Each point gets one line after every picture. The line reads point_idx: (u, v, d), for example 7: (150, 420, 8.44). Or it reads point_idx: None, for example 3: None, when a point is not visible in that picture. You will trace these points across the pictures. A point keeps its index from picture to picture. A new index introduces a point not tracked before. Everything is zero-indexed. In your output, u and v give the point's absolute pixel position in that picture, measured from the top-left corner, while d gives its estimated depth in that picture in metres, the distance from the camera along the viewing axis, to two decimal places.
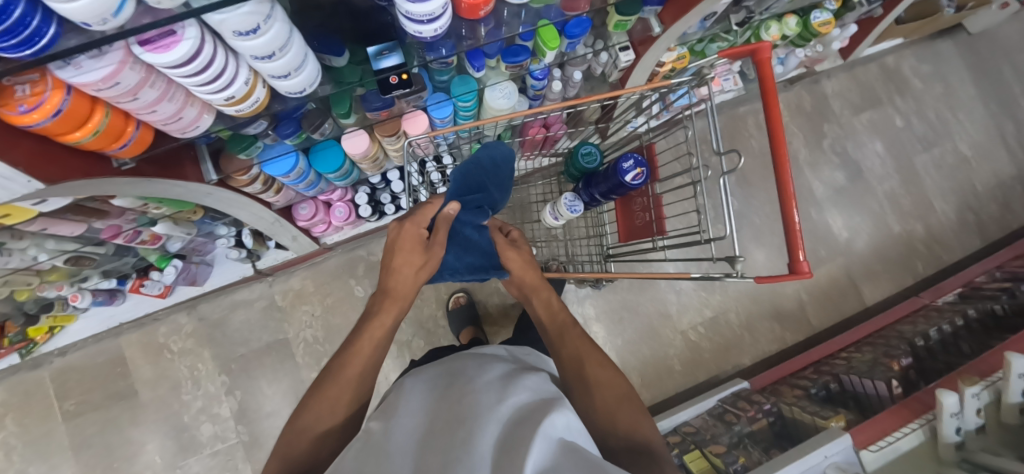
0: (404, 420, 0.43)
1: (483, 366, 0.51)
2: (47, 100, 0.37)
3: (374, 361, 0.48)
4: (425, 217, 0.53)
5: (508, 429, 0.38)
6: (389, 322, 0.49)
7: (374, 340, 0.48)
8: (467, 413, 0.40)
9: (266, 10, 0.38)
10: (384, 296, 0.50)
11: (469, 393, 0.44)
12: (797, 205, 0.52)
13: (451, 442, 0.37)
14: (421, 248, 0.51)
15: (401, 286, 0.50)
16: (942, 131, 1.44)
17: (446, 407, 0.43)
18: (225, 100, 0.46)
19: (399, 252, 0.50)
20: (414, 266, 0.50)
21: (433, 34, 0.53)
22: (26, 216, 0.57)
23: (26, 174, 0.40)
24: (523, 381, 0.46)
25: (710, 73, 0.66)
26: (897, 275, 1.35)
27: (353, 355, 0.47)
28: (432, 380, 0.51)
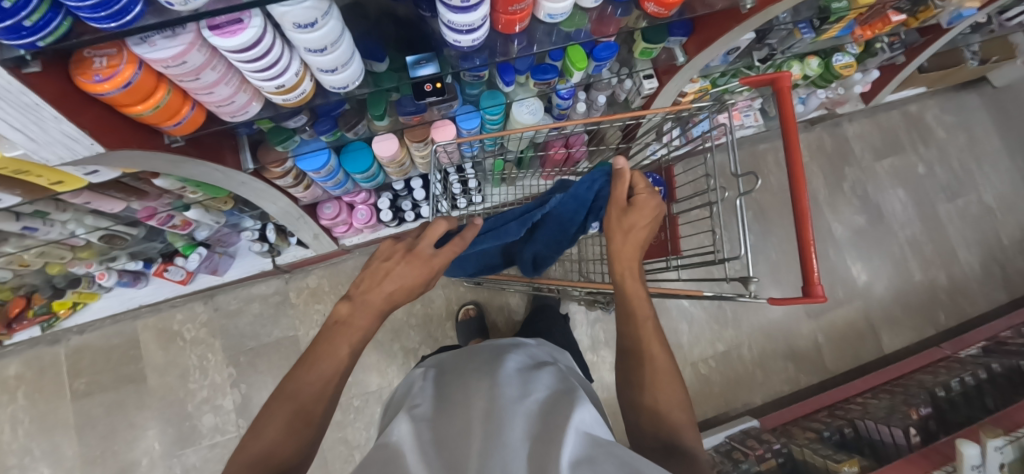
0: (433, 416, 0.47)
1: (503, 367, 0.53)
2: (120, 72, 0.41)
3: (347, 365, 0.44)
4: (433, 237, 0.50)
5: (534, 424, 0.41)
6: (366, 326, 0.45)
7: (350, 341, 0.44)
8: (494, 408, 0.44)
9: (325, 7, 0.42)
10: (352, 301, 0.46)
11: (492, 390, 0.48)
12: (815, 246, 0.54)
13: (483, 433, 0.40)
14: (421, 270, 0.49)
15: (373, 294, 0.46)
16: (967, 181, 1.43)
17: (471, 402, 0.47)
18: (275, 89, 0.50)
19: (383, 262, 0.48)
20: (401, 277, 0.48)
21: (470, 44, 0.57)
22: (77, 186, 0.61)
23: (90, 137, 0.44)
24: (540, 382, 0.50)
25: (730, 101, 0.68)
26: (919, 324, 1.31)
27: (326, 354, 0.42)
28: (467, 381, 0.53)
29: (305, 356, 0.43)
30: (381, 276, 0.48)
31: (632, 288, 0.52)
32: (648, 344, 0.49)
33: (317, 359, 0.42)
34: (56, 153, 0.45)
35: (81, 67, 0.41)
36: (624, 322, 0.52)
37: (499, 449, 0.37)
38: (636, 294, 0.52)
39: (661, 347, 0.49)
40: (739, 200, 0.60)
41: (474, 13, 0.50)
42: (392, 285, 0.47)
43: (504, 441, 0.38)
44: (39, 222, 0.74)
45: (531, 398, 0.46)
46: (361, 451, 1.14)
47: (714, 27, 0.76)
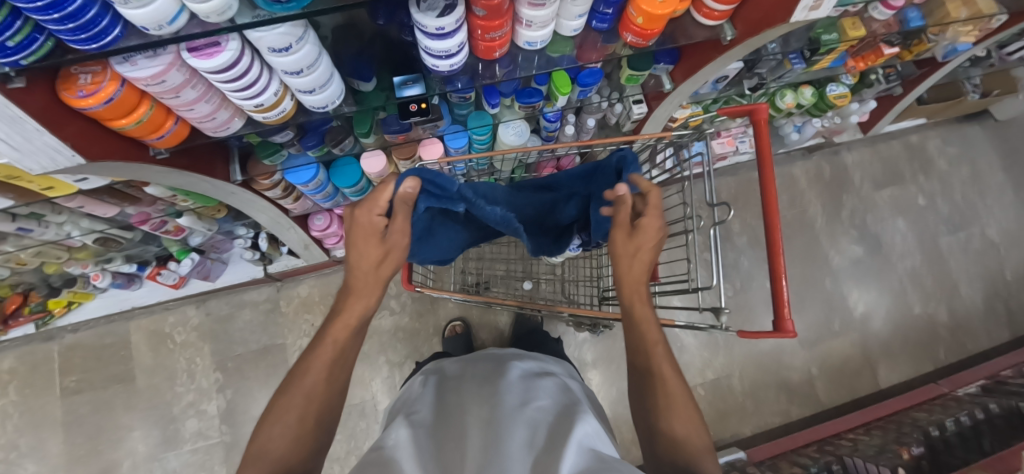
0: (444, 423, 0.52)
1: (506, 389, 0.57)
2: (103, 89, 0.43)
3: (344, 357, 0.49)
4: (378, 202, 0.52)
5: (534, 430, 0.47)
6: (356, 318, 0.51)
7: (343, 336, 0.50)
8: (499, 416, 0.50)
9: (299, 33, 0.44)
10: (349, 292, 0.52)
11: (498, 401, 0.53)
12: (786, 275, 0.54)
13: (491, 437, 0.46)
14: (377, 240, 0.52)
15: (360, 281, 0.52)
16: (969, 214, 1.40)
17: (479, 409, 0.53)
18: (254, 107, 0.52)
19: (355, 243, 0.52)
20: (371, 258, 0.52)
21: (449, 68, 0.58)
22: (68, 191, 0.64)
23: (72, 149, 0.46)
24: (539, 393, 0.56)
25: (710, 129, 0.70)
26: (917, 359, 1.27)
27: (324, 346, 0.48)
28: (472, 399, 0.56)
29: (304, 358, 0.48)
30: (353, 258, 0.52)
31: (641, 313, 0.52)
32: (660, 368, 0.49)
33: (314, 359, 0.47)
34: (39, 162, 0.47)
35: (67, 83, 0.43)
36: (632, 344, 0.52)
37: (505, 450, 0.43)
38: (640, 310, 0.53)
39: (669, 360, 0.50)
40: (713, 230, 0.61)
41: (449, 39, 0.52)
42: (359, 262, 0.52)
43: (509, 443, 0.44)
44: (35, 223, 0.76)
45: (532, 407, 0.52)
46: (341, 465, 1.13)
47: (698, 57, 0.77)
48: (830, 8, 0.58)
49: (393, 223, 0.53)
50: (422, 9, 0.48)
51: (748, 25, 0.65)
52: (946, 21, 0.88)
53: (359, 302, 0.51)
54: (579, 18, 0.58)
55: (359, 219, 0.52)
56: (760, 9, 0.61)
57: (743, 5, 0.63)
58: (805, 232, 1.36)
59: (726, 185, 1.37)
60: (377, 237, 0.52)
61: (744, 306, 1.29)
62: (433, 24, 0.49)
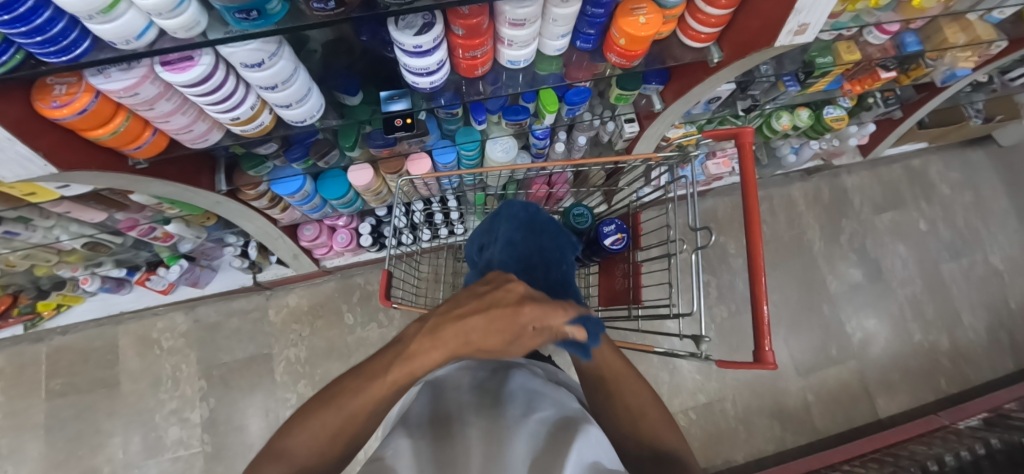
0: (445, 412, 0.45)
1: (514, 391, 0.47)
2: (77, 99, 0.43)
3: (389, 401, 0.34)
4: (546, 314, 0.33)
5: (540, 442, 0.39)
6: (419, 370, 0.33)
7: (390, 384, 0.33)
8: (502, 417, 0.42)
9: (272, 49, 0.44)
10: (429, 333, 0.33)
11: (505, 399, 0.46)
12: (767, 299, 0.53)
13: (496, 444, 0.39)
14: (503, 339, 0.32)
15: (457, 340, 0.32)
16: (972, 241, 1.37)
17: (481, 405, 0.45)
18: (231, 120, 0.52)
19: (479, 317, 0.32)
20: (484, 344, 0.32)
21: (430, 86, 0.58)
22: (50, 197, 0.64)
23: (44, 159, 0.46)
24: (551, 397, 0.49)
25: (693, 152, 0.70)
26: (918, 389, 1.23)
27: (364, 379, 0.34)
28: (470, 394, 0.47)
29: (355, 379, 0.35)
30: (463, 327, 0.32)
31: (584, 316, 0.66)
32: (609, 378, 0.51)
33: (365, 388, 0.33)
34: (12, 171, 0.47)
35: (42, 94, 0.43)
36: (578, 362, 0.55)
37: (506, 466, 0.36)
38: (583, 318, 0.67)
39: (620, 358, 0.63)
40: (694, 254, 0.61)
41: (428, 57, 0.52)
42: (469, 328, 0.31)
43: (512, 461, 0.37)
44: (22, 227, 0.77)
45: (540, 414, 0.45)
46: None
47: (687, 78, 0.77)
48: (816, 33, 0.57)
49: (535, 339, 0.33)
50: (399, 26, 0.48)
51: (735, 47, 0.64)
52: (944, 45, 0.87)
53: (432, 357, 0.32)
54: (561, 38, 0.57)
55: (507, 309, 0.32)
56: (747, 31, 0.61)
57: (729, 28, 0.63)
58: (801, 255, 1.34)
59: (722, 205, 1.36)
60: (509, 343, 0.32)
61: (739, 329, 1.26)
62: (411, 43, 0.49)
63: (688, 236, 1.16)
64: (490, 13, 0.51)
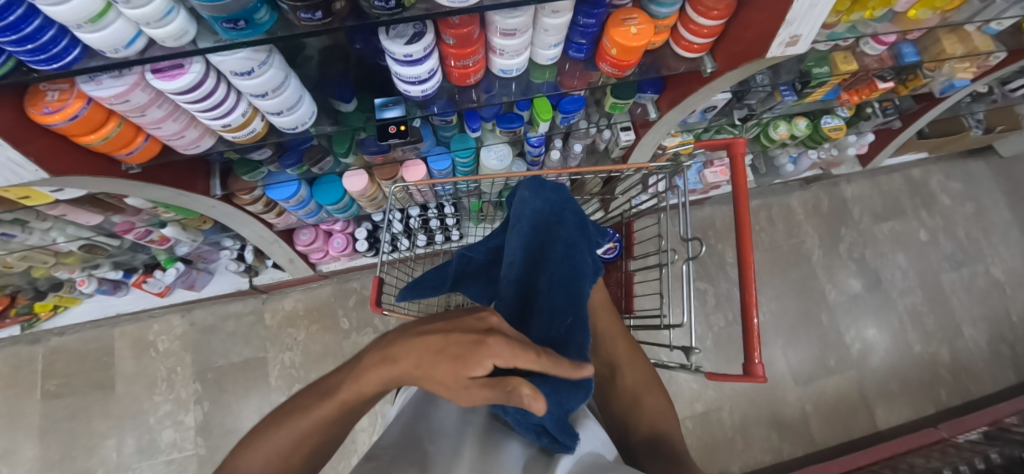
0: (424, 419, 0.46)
1: None
2: (69, 106, 0.44)
3: (354, 412, 0.33)
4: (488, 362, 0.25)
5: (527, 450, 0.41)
6: (373, 390, 0.30)
7: (352, 398, 0.31)
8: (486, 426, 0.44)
9: (262, 58, 0.44)
10: (386, 357, 0.30)
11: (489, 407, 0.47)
12: (758, 309, 0.53)
13: (480, 447, 0.40)
14: (444, 370, 0.26)
15: (409, 367, 0.28)
16: (973, 252, 1.36)
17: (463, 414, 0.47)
18: (222, 127, 0.52)
19: (431, 348, 0.27)
20: (427, 379, 0.27)
21: (422, 94, 0.59)
22: (45, 201, 0.64)
23: (36, 164, 0.47)
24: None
25: (685, 161, 0.70)
26: (917, 401, 1.22)
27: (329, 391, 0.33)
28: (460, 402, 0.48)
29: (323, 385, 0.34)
30: (420, 341, 0.29)
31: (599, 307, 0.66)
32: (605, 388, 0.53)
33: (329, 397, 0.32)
34: (3, 175, 0.47)
35: (34, 100, 0.44)
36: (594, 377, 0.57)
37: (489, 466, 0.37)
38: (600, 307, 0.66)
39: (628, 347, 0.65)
40: (686, 264, 0.60)
41: (419, 66, 0.52)
42: (421, 348, 0.28)
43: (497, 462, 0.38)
44: (18, 229, 0.77)
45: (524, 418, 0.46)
46: None
47: (682, 87, 0.77)
48: (808, 44, 0.57)
49: (477, 390, 0.25)
50: (391, 34, 0.49)
51: (728, 58, 0.64)
52: (942, 57, 0.86)
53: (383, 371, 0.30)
54: (553, 48, 0.58)
55: (462, 338, 0.27)
56: (740, 42, 0.61)
57: (722, 38, 0.63)
58: (799, 264, 1.33)
59: (720, 214, 1.35)
60: (451, 383, 0.26)
61: (736, 339, 1.25)
62: (401, 52, 0.49)
63: (679, 246, 1.16)
64: (480, 23, 0.51)
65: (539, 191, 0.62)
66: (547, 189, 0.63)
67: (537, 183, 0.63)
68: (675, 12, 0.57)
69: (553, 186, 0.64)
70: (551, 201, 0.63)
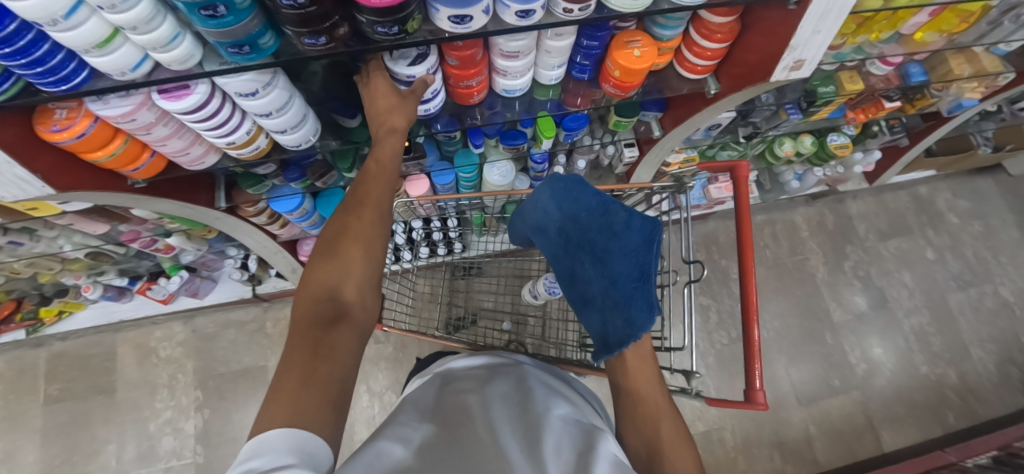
0: (452, 409, 0.43)
1: (542, 400, 0.46)
2: (76, 123, 0.45)
3: (383, 203, 0.51)
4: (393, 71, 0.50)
5: (565, 440, 0.38)
6: (391, 151, 0.52)
7: (381, 165, 0.52)
8: (519, 421, 0.40)
9: (266, 79, 0.45)
10: (384, 131, 0.51)
11: (519, 407, 0.44)
12: (758, 323, 0.53)
13: (521, 440, 0.37)
14: (397, 96, 0.51)
15: (398, 121, 0.51)
16: (982, 273, 1.34)
17: (491, 408, 0.43)
18: (227, 145, 0.53)
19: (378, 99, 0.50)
20: (399, 111, 0.51)
21: (428, 112, 0.59)
22: (53, 212, 0.66)
23: (42, 180, 0.48)
24: (561, 404, 0.47)
25: (690, 182, 0.69)
26: (924, 423, 1.20)
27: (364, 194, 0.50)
28: (496, 393, 0.47)
29: (357, 189, 0.51)
30: (369, 99, 0.51)
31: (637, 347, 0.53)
32: (646, 400, 0.49)
33: (366, 186, 0.51)
34: (11, 191, 0.49)
35: (43, 118, 0.45)
36: (624, 405, 0.51)
37: (531, 462, 0.33)
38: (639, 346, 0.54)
39: (669, 414, 0.49)
40: (687, 287, 0.59)
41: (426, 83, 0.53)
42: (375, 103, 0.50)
43: (539, 458, 0.33)
44: (26, 236, 0.78)
45: (555, 414, 0.43)
46: None
47: (685, 107, 0.77)
48: (811, 70, 0.57)
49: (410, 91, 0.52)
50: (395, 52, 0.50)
51: (732, 79, 0.65)
52: (949, 77, 0.86)
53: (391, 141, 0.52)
54: (557, 68, 0.58)
55: (381, 87, 0.50)
56: (743, 65, 0.61)
57: (725, 60, 0.64)
58: (804, 282, 1.31)
59: (724, 229, 1.35)
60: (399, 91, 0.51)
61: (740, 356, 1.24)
62: (404, 73, 0.50)
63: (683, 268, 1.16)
64: (483, 45, 0.52)
65: (564, 194, 0.61)
66: (583, 194, 0.61)
67: (563, 184, 0.62)
68: (679, 35, 0.57)
69: (591, 192, 0.61)
70: (583, 209, 0.60)
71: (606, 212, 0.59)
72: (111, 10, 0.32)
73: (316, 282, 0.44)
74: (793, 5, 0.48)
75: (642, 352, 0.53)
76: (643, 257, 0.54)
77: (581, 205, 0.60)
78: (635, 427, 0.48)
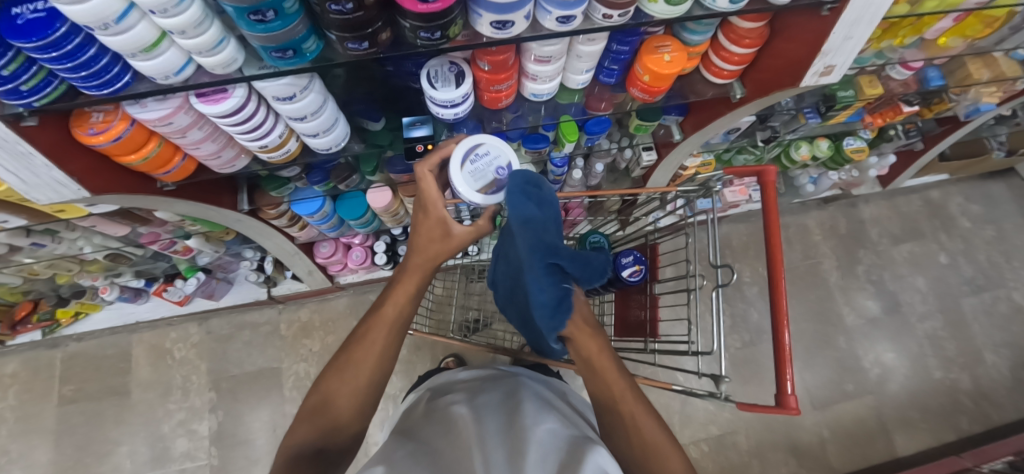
0: (451, 435, 0.49)
1: (530, 419, 0.51)
2: (113, 127, 0.45)
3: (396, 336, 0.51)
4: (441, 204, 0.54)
5: (547, 452, 0.43)
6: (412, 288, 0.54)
7: (401, 300, 0.53)
8: (508, 444, 0.45)
9: (304, 83, 0.45)
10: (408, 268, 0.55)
11: (507, 423, 0.50)
12: (789, 328, 0.53)
13: (504, 454, 0.43)
14: (440, 230, 0.54)
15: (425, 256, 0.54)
16: (995, 277, 1.34)
17: (483, 429, 0.49)
18: (260, 148, 0.53)
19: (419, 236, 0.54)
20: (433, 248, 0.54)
21: (454, 117, 0.58)
22: (79, 214, 0.66)
23: (78, 183, 0.48)
24: (550, 415, 0.52)
25: (717, 186, 0.68)
26: (937, 428, 1.19)
27: (376, 321, 0.51)
28: (487, 420, 0.51)
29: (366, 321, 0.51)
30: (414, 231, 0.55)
31: (590, 347, 0.52)
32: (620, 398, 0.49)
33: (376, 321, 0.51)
34: (47, 194, 0.49)
35: (81, 122, 0.45)
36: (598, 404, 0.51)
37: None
38: (597, 350, 0.52)
39: (643, 405, 0.49)
40: (715, 291, 0.59)
41: (456, 89, 0.52)
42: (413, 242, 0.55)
43: None
44: (48, 238, 0.79)
45: (542, 428, 0.48)
46: None
47: (708, 111, 0.77)
48: (841, 75, 0.57)
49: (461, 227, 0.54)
50: (467, 169, 0.51)
51: (758, 85, 0.65)
52: (967, 81, 0.86)
53: (415, 278, 0.54)
54: (585, 73, 0.58)
55: (434, 215, 0.53)
56: (767, 70, 0.62)
57: (751, 66, 0.64)
58: (817, 286, 1.31)
59: (737, 232, 1.34)
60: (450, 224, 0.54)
61: (753, 360, 1.24)
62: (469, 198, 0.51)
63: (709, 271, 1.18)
64: (515, 50, 0.52)
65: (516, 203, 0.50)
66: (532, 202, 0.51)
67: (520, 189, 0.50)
68: (707, 40, 0.58)
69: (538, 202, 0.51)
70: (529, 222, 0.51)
71: (541, 228, 0.52)
72: (162, 14, 0.32)
73: (308, 426, 0.44)
74: (827, 11, 0.48)
75: (601, 353, 0.52)
76: (563, 278, 0.52)
77: (515, 214, 0.50)
78: (618, 438, 0.47)
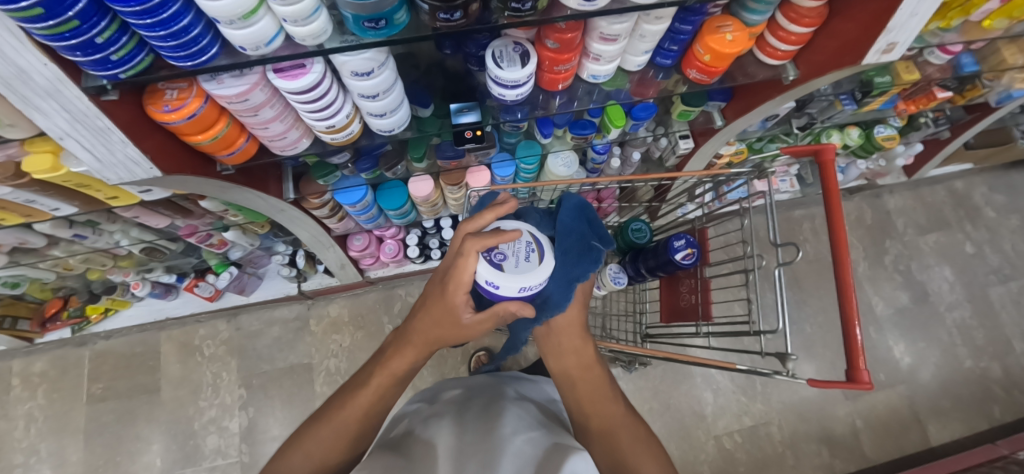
0: (435, 437, 0.50)
1: (507, 425, 0.52)
2: (187, 104, 0.44)
3: (376, 408, 0.48)
4: (462, 278, 0.43)
5: (525, 462, 0.44)
6: (400, 368, 0.49)
7: (389, 377, 0.49)
8: (485, 447, 0.47)
9: (382, 58, 0.45)
10: (406, 339, 0.50)
11: (488, 427, 0.51)
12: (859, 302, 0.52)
13: (478, 463, 0.44)
14: (452, 319, 0.46)
15: (422, 332, 0.48)
16: (1021, 266, 1.34)
17: (461, 434, 0.50)
18: (326, 128, 0.53)
19: (428, 312, 0.47)
20: (440, 329, 0.46)
21: (514, 98, 0.58)
22: (130, 202, 0.66)
23: (150, 162, 0.48)
24: (531, 422, 0.54)
25: (771, 168, 0.68)
26: (970, 417, 1.19)
27: (360, 389, 0.48)
28: (465, 424, 0.53)
29: (343, 394, 0.49)
30: (428, 317, 0.47)
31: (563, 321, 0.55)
32: (599, 386, 0.54)
33: (357, 394, 0.48)
34: (118, 173, 0.49)
35: (153, 98, 0.44)
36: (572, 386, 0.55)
37: None
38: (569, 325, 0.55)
39: (613, 398, 0.54)
40: (777, 271, 0.59)
41: (521, 69, 0.52)
42: (420, 324, 0.48)
43: None
44: (89, 230, 0.78)
45: (521, 437, 0.50)
46: None
47: (754, 95, 0.76)
48: (903, 52, 0.57)
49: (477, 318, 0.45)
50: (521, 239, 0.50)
51: (811, 67, 0.65)
52: (1002, 66, 0.85)
53: (410, 354, 0.49)
54: (645, 54, 0.58)
55: (450, 300, 0.45)
56: (824, 52, 0.62)
57: (806, 47, 0.64)
58: None
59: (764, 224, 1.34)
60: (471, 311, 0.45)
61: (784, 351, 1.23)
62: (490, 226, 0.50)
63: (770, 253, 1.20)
64: (582, 29, 0.52)
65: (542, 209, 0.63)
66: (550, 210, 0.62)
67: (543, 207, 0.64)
68: (766, 20, 0.58)
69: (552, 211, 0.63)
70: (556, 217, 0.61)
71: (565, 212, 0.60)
72: None
73: None
74: None
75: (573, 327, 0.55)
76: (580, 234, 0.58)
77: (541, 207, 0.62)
78: (597, 440, 0.50)
